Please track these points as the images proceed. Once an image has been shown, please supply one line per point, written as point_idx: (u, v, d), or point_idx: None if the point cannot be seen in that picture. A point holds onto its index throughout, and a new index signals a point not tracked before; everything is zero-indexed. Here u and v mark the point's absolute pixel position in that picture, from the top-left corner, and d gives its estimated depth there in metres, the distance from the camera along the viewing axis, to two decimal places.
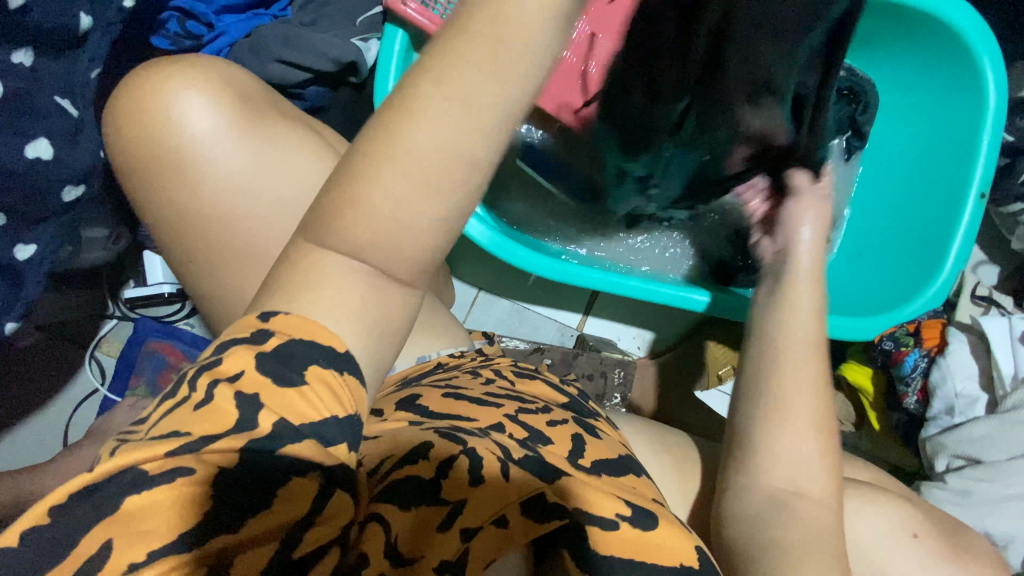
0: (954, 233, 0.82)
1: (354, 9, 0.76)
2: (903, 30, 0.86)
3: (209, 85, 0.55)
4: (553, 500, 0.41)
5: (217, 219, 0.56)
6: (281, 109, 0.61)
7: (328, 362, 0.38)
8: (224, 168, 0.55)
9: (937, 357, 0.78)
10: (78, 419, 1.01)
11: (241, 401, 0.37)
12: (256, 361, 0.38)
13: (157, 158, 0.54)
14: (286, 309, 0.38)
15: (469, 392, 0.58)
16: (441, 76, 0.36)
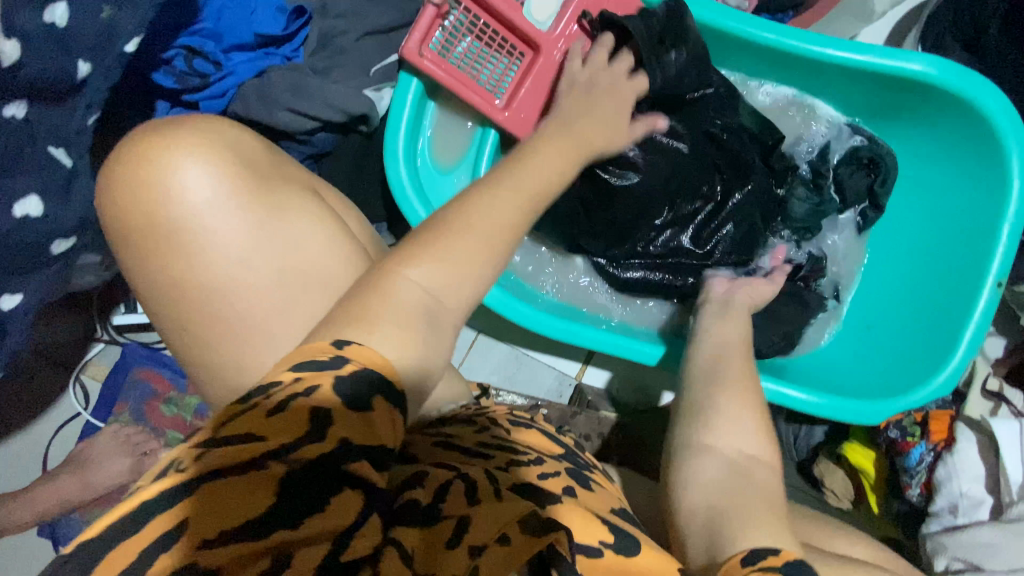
0: (967, 321, 0.79)
1: (370, 57, 0.72)
2: (931, 107, 0.84)
3: (214, 155, 0.51)
4: (543, 516, 0.39)
5: (214, 293, 0.51)
6: (289, 174, 0.57)
7: (388, 396, 0.37)
8: (225, 242, 0.51)
9: (943, 452, 0.75)
10: (57, 444, 0.98)
11: (314, 419, 0.34)
12: (332, 381, 0.36)
13: (150, 229, 0.50)
14: (361, 340, 0.38)
15: (462, 442, 0.54)
16: (501, 178, 0.50)
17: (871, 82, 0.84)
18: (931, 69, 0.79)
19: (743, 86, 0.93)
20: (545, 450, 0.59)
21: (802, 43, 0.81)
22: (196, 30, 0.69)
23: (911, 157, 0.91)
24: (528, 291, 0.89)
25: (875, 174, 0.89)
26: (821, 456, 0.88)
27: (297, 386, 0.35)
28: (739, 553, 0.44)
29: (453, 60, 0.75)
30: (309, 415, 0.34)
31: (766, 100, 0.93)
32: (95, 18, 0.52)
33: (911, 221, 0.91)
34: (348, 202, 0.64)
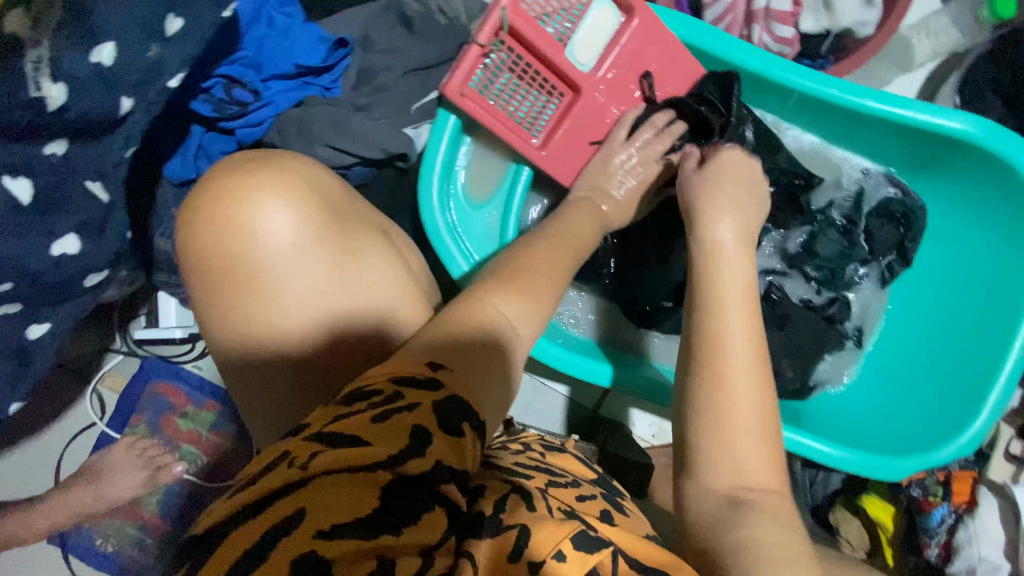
0: (994, 381, 0.78)
1: (410, 94, 0.72)
2: (969, 163, 0.83)
3: (301, 197, 0.48)
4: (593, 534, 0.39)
5: (291, 335, 0.48)
6: (363, 213, 0.54)
7: (474, 421, 0.39)
8: (306, 285, 0.48)
9: (965, 516, 0.76)
10: (71, 453, 0.98)
11: (415, 432, 0.36)
12: (432, 399, 0.38)
13: (229, 270, 0.47)
14: (451, 365, 0.42)
15: (502, 464, 0.52)
16: (551, 244, 0.60)
17: (908, 136, 0.84)
18: (971, 127, 0.78)
19: (777, 129, 0.92)
20: (579, 474, 0.60)
21: (843, 92, 0.80)
22: (236, 59, 0.69)
23: (942, 211, 0.91)
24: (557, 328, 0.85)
25: (905, 228, 0.89)
26: (837, 505, 0.85)
27: (401, 402, 0.37)
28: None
29: (491, 98, 0.74)
30: (413, 432, 0.36)
31: (797, 146, 0.93)
32: (139, 58, 0.50)
33: (939, 274, 0.91)
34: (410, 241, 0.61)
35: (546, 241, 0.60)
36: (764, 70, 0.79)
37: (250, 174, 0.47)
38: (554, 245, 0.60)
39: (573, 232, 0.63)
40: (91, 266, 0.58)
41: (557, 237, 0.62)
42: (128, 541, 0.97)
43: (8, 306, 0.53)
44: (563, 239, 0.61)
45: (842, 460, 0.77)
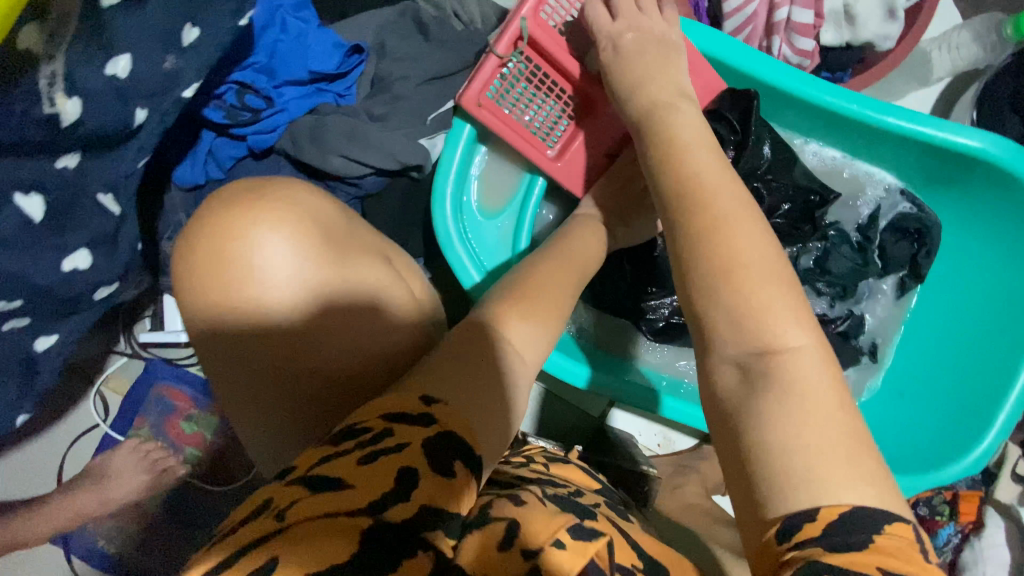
0: (1004, 400, 0.78)
1: (427, 104, 0.71)
2: (987, 180, 0.82)
3: (301, 234, 0.44)
4: (587, 532, 0.37)
5: (295, 375, 0.45)
6: (367, 240, 0.50)
7: (465, 461, 0.37)
8: (309, 325, 0.45)
9: (971, 536, 0.77)
10: (75, 453, 0.97)
11: (401, 478, 0.34)
12: (422, 438, 0.36)
13: (220, 306, 0.43)
14: (446, 400, 0.38)
15: (503, 476, 0.49)
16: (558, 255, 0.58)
17: (926, 152, 0.83)
18: (990, 146, 0.77)
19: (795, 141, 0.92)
20: (583, 485, 0.54)
21: (863, 108, 0.79)
22: (249, 65, 0.67)
23: (958, 227, 0.90)
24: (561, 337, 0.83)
25: (920, 243, 0.89)
26: None
27: (389, 442, 0.35)
28: (775, 525, 0.35)
29: (507, 108, 0.73)
30: (399, 475, 0.34)
31: (815, 160, 0.92)
32: (157, 68, 0.50)
33: (953, 291, 0.90)
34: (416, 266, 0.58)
35: (562, 259, 0.58)
36: (786, 84, 0.80)
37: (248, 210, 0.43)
38: (573, 262, 0.58)
39: (589, 248, 0.62)
40: (100, 278, 0.58)
41: (576, 253, 0.60)
42: (128, 543, 0.96)
43: (16, 321, 0.52)
44: (584, 259, 0.60)
45: None
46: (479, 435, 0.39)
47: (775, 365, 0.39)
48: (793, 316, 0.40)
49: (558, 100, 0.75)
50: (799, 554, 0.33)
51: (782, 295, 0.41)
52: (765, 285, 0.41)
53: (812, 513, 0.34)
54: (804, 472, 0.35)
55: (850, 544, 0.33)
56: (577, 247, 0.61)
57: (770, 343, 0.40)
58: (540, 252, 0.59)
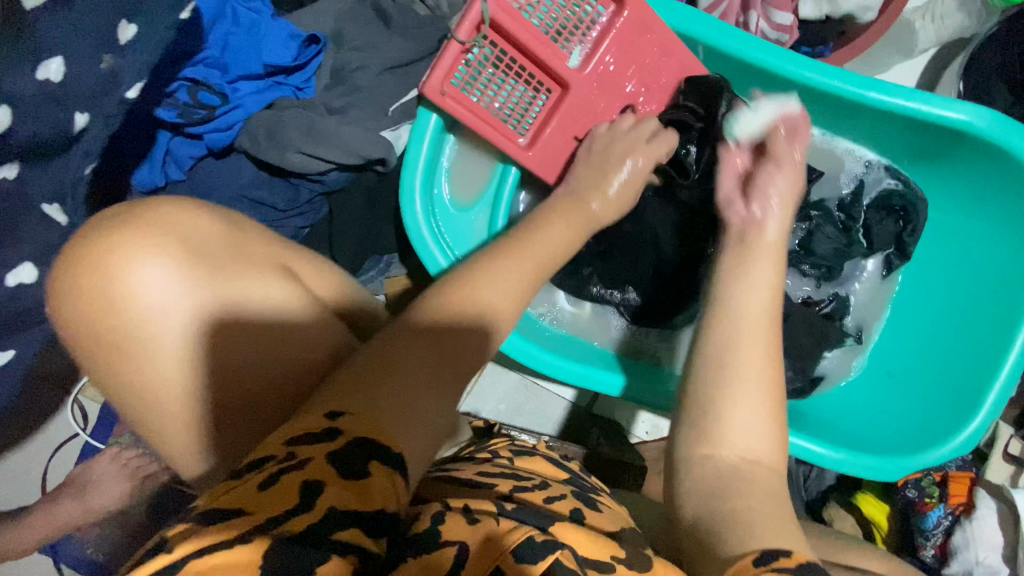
0: (994, 378, 0.77)
1: (389, 94, 0.69)
2: (975, 154, 0.80)
3: (175, 255, 0.39)
4: (543, 541, 0.35)
5: (177, 408, 0.39)
6: (262, 247, 0.44)
7: (382, 457, 0.33)
8: (189, 353, 0.39)
9: (961, 518, 0.76)
10: (56, 464, 0.96)
11: (307, 490, 0.30)
12: (326, 448, 0.32)
13: (100, 347, 0.38)
14: (350, 409, 0.34)
15: (464, 475, 0.49)
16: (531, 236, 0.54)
17: (910, 127, 0.81)
18: (976, 119, 0.75)
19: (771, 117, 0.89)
20: (548, 476, 0.54)
21: (844, 84, 0.77)
22: (201, 60, 0.65)
23: (944, 203, 0.88)
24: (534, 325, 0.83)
25: (905, 221, 0.86)
26: (831, 501, 0.85)
27: (290, 461, 0.32)
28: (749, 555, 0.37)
29: (476, 98, 0.70)
30: (303, 490, 0.30)
31: (794, 137, 0.90)
32: (94, 69, 0.48)
33: (941, 267, 0.88)
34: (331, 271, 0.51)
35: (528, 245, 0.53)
36: (760, 59, 0.76)
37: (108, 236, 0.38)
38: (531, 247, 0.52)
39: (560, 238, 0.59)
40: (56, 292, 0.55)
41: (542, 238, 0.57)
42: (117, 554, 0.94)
43: None
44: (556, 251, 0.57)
45: (834, 460, 0.77)
46: (398, 432, 0.35)
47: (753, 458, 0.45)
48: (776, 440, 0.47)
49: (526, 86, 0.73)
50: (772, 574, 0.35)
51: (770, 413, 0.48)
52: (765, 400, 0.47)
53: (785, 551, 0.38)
54: (767, 530, 0.40)
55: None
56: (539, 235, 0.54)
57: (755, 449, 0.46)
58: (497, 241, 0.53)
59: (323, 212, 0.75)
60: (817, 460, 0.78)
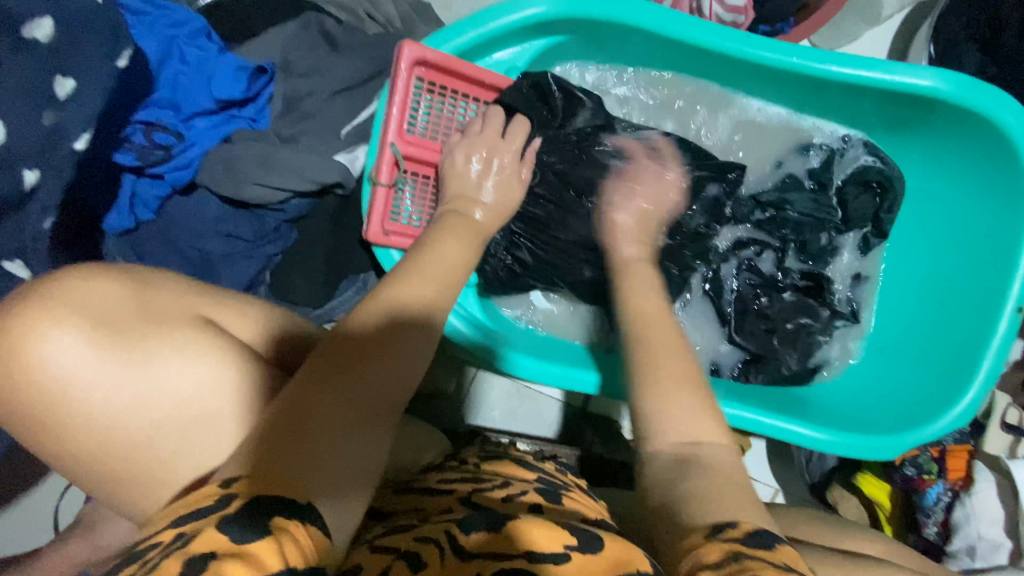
0: (986, 349, 0.76)
1: (339, 118, 0.70)
2: (946, 118, 0.78)
3: (65, 319, 0.38)
4: (492, 571, 0.38)
5: (119, 460, 0.40)
6: (173, 299, 0.45)
7: (289, 511, 0.33)
8: (112, 409, 0.39)
9: (961, 493, 0.74)
10: (66, 502, 0.98)
11: (194, 560, 0.29)
12: (218, 519, 0.32)
13: (25, 419, 0.39)
14: (245, 473, 0.35)
15: (426, 484, 0.55)
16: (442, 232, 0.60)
17: (879, 98, 0.79)
18: (942, 85, 0.74)
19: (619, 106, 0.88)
20: (511, 475, 0.58)
21: (803, 60, 0.75)
22: (153, 102, 0.66)
23: (922, 174, 0.87)
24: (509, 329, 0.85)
25: (882, 197, 0.85)
26: (834, 483, 0.84)
27: (178, 540, 0.31)
28: (703, 529, 0.41)
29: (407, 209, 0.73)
30: (192, 559, 0.29)
31: (744, 114, 0.87)
32: (37, 126, 0.49)
33: (924, 237, 0.87)
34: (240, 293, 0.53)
35: (421, 265, 0.54)
36: (712, 43, 0.75)
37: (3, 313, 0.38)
38: (428, 267, 0.54)
39: (457, 262, 0.57)
40: None
41: (440, 257, 0.56)
42: None
43: None
44: (453, 269, 0.56)
45: (827, 442, 0.76)
46: (307, 487, 0.35)
47: (701, 448, 0.48)
48: (710, 420, 0.50)
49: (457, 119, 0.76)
50: (724, 545, 0.38)
51: (688, 394, 0.51)
52: (687, 384, 0.52)
53: (735, 524, 0.40)
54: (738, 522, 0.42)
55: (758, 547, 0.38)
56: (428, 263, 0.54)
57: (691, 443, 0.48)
58: (395, 270, 0.53)
59: (292, 238, 0.76)
60: (809, 444, 0.77)
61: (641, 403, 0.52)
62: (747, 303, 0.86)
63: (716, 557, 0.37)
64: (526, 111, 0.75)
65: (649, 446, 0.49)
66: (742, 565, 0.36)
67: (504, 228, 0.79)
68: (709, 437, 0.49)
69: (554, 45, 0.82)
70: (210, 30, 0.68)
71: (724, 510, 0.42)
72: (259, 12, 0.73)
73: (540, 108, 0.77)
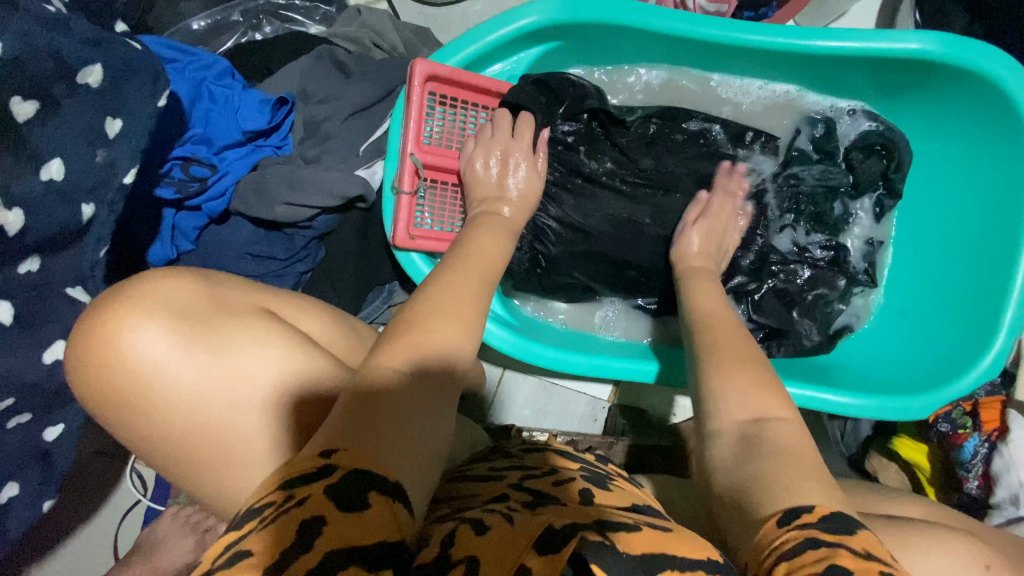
0: (1007, 298, 0.76)
1: (356, 136, 0.76)
2: (939, 75, 0.80)
3: (159, 313, 0.48)
4: (560, 527, 0.38)
5: (199, 439, 0.48)
6: (237, 298, 0.54)
7: (381, 490, 0.38)
8: (193, 392, 0.47)
9: (998, 443, 0.74)
10: (125, 530, 1.01)
11: (304, 527, 0.34)
12: (322, 488, 0.36)
13: (119, 400, 0.47)
14: (344, 445, 0.39)
15: (475, 472, 0.59)
16: (482, 230, 0.65)
17: (870, 65, 0.82)
18: (930, 45, 0.76)
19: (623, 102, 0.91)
20: (555, 463, 0.61)
21: (789, 38, 0.79)
22: (187, 139, 0.71)
23: (924, 136, 0.89)
24: (536, 325, 0.90)
25: (890, 158, 0.87)
26: (873, 452, 0.86)
27: (290, 503, 0.36)
28: (773, 517, 0.41)
29: (431, 215, 0.77)
30: (305, 523, 0.35)
31: (742, 98, 0.91)
32: (91, 164, 0.54)
33: (933, 197, 0.88)
34: (276, 298, 0.58)
35: (468, 259, 0.59)
36: (700, 32, 0.79)
37: (111, 308, 0.47)
38: (473, 266, 0.58)
39: (490, 250, 0.62)
40: None
41: (483, 254, 0.61)
42: None
43: (18, 416, 0.57)
44: (491, 264, 0.60)
45: (857, 406, 0.77)
46: (393, 463, 0.40)
47: (767, 426, 0.49)
48: (771, 398, 0.51)
49: (471, 127, 0.81)
50: (799, 531, 0.39)
51: (747, 375, 0.53)
52: (746, 370, 0.54)
53: (811, 508, 0.41)
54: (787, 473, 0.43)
55: (831, 531, 0.39)
56: (474, 258, 0.59)
57: (760, 416, 0.50)
58: (443, 267, 0.58)
59: (321, 255, 0.81)
60: (838, 409, 0.78)
61: (705, 385, 0.55)
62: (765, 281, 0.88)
63: (793, 544, 0.38)
64: (530, 105, 0.78)
65: (711, 424, 0.52)
66: (819, 550, 0.37)
67: (530, 220, 0.83)
68: (774, 416, 0.49)
69: (548, 52, 0.86)
70: (233, 71, 0.75)
71: (795, 494, 0.42)
72: (277, 50, 0.81)
73: (548, 104, 0.81)
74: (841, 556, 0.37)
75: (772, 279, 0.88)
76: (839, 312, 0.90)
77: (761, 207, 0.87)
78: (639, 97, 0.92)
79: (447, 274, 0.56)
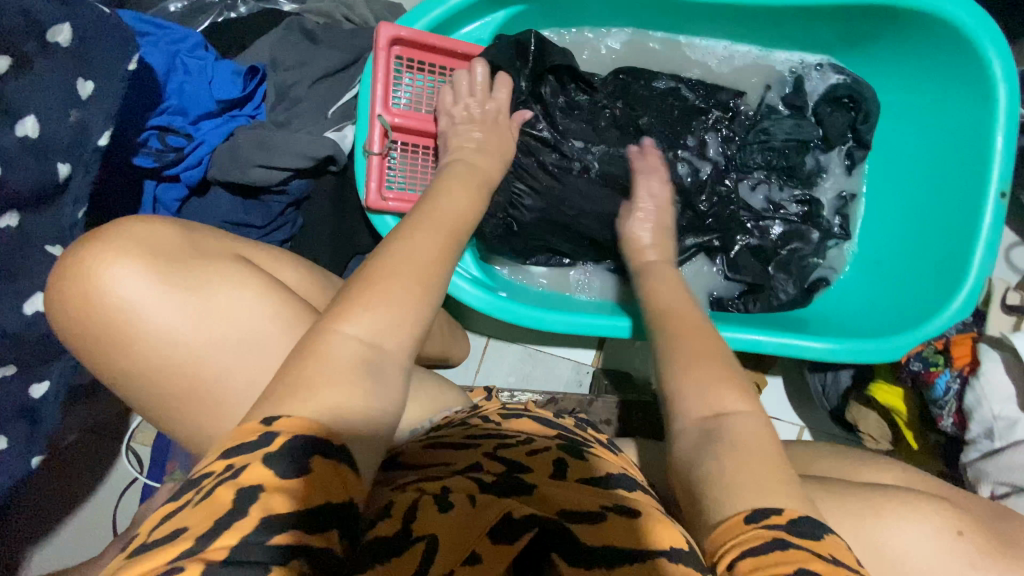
0: (976, 239, 0.77)
1: (325, 100, 0.78)
2: (900, 21, 0.81)
3: (134, 252, 0.50)
4: (521, 515, 0.38)
5: (178, 372, 0.50)
6: (211, 243, 0.56)
7: (325, 449, 0.35)
8: (168, 328, 0.49)
9: (970, 377, 0.74)
10: (122, 508, 1.03)
11: (241, 493, 0.33)
12: (260, 456, 0.34)
13: (98, 336, 0.49)
14: (286, 412, 0.37)
15: (448, 438, 0.53)
16: (448, 193, 0.62)
17: (831, 15, 0.84)
18: None
19: (594, 65, 0.93)
20: (538, 433, 0.55)
21: None
22: (164, 109, 0.74)
23: (891, 86, 0.90)
24: (515, 288, 0.91)
25: (856, 111, 0.88)
26: (850, 402, 0.86)
27: (226, 473, 0.34)
28: (741, 514, 0.41)
29: (400, 176, 0.79)
30: (242, 490, 0.33)
31: (709, 58, 0.92)
32: (63, 123, 0.57)
33: (902, 146, 0.89)
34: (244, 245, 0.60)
35: (425, 210, 0.57)
36: None
37: (87, 249, 0.49)
38: (439, 221, 0.56)
39: (455, 202, 0.61)
40: None
41: (444, 202, 0.60)
42: None
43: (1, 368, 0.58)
44: (457, 218, 0.59)
45: (830, 351, 0.78)
46: (338, 428, 0.38)
47: (727, 423, 0.48)
48: (738, 394, 0.50)
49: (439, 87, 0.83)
50: (767, 530, 0.39)
51: (716, 370, 0.52)
52: (713, 362, 0.53)
53: (779, 509, 0.41)
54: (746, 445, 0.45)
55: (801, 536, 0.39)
56: (436, 209, 0.58)
57: (723, 410, 0.49)
58: (407, 222, 0.55)
59: (299, 223, 0.82)
60: (812, 355, 0.79)
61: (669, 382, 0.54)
62: (739, 240, 0.88)
63: (758, 544, 0.38)
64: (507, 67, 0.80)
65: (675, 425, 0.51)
66: (787, 552, 0.37)
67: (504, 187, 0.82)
68: (739, 411, 0.49)
69: (514, 16, 0.89)
70: (207, 44, 0.78)
71: (758, 495, 0.42)
72: (250, 24, 0.83)
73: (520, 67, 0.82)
74: (813, 561, 0.37)
75: (748, 236, 0.88)
76: (815, 265, 0.91)
77: (732, 164, 0.89)
78: (608, 58, 0.93)
79: (406, 230, 0.54)
